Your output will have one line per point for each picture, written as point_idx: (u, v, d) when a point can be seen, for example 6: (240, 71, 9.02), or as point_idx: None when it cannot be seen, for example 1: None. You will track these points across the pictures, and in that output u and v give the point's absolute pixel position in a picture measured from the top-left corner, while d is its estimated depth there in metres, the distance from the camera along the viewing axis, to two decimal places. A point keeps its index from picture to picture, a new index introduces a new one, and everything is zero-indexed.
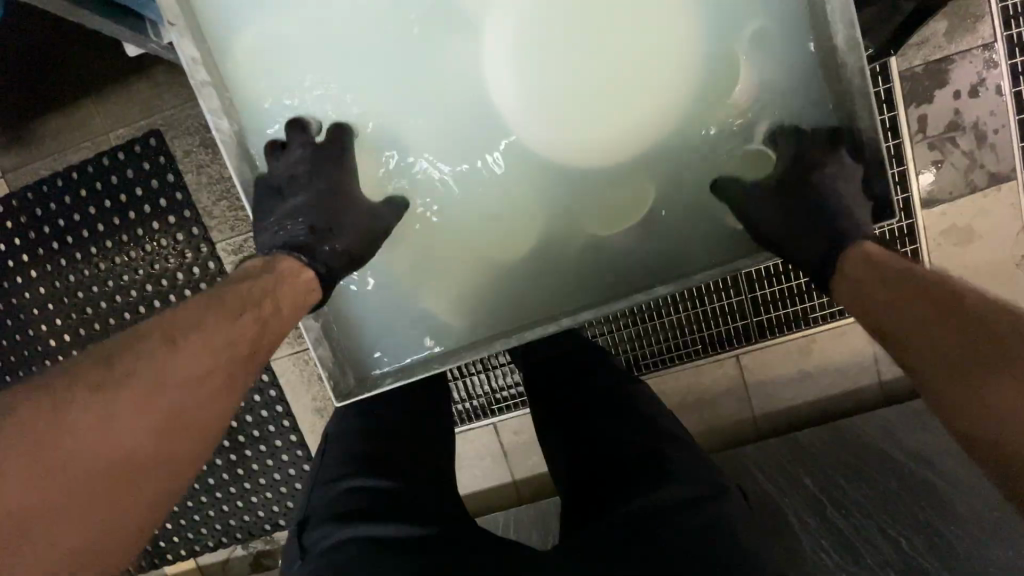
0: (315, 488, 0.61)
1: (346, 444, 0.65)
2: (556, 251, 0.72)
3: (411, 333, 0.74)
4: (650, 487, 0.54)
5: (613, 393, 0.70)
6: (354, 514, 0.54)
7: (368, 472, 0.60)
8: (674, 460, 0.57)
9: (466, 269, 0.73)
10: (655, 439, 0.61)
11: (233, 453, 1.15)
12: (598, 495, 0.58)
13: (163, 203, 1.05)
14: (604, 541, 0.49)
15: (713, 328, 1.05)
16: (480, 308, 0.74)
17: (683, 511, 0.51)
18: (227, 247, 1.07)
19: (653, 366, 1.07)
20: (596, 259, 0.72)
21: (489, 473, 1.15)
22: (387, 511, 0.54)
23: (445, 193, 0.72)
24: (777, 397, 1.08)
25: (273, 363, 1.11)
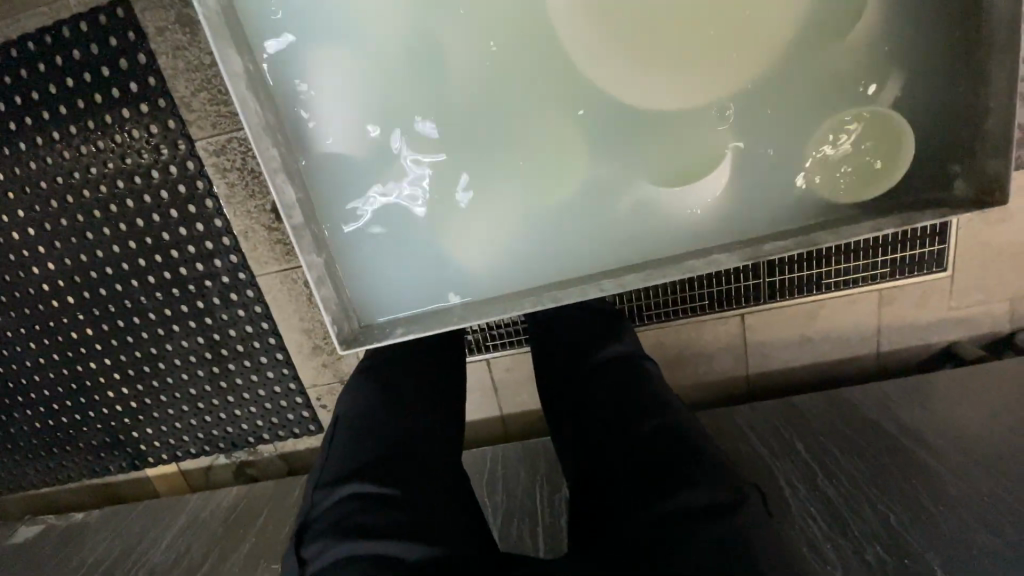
0: (315, 486, 0.58)
1: (347, 443, 0.62)
2: (596, 207, 0.66)
3: (431, 284, 0.69)
4: (660, 491, 0.48)
5: (620, 380, 0.65)
6: (349, 524, 0.51)
7: (365, 475, 0.56)
8: (693, 456, 0.51)
9: (501, 218, 0.66)
10: (672, 429, 0.55)
11: (216, 366, 1.11)
12: (599, 489, 0.52)
13: (134, 87, 0.92)
14: (615, 553, 0.44)
15: (725, 284, 1.01)
16: (508, 262, 0.68)
17: (695, 522, 0.45)
18: (208, 146, 0.95)
19: (657, 317, 1.04)
20: (644, 220, 0.66)
21: (477, 406, 1.15)
22: (385, 526, 0.50)
23: (474, 128, 0.63)
24: (774, 359, 1.07)
25: (259, 278, 1.04)
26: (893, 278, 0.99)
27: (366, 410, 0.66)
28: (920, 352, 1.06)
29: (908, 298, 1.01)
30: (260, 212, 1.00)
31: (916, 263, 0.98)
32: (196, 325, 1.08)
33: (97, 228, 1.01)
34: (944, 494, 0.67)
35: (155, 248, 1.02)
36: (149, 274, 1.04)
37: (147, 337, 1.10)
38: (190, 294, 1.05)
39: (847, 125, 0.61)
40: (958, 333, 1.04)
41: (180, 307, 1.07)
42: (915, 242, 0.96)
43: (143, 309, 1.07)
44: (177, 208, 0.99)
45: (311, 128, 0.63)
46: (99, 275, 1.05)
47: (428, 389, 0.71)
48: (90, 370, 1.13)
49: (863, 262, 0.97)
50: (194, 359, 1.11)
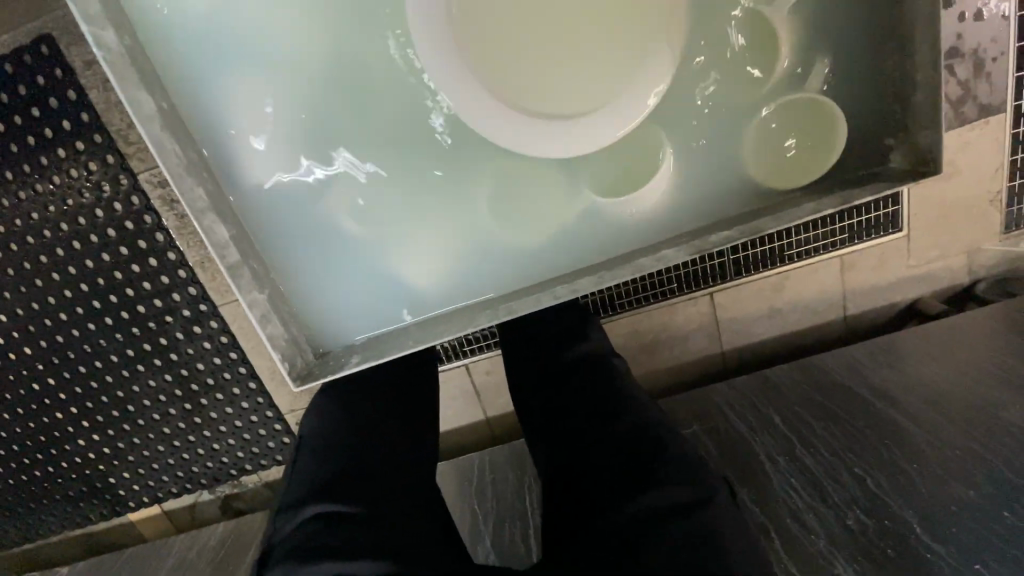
0: (277, 511, 0.56)
1: (313, 468, 0.61)
2: (542, 214, 0.65)
3: (383, 308, 0.68)
4: (634, 485, 0.49)
5: (588, 378, 0.65)
6: (313, 545, 0.49)
7: (332, 494, 0.56)
8: (665, 453, 0.52)
9: (447, 233, 0.66)
10: (644, 427, 0.55)
11: (187, 403, 1.08)
12: (572, 486, 0.53)
13: (67, 125, 0.88)
14: (593, 550, 0.45)
15: (691, 266, 1.02)
16: (459, 278, 0.67)
17: (667, 513, 0.46)
18: (153, 178, 0.92)
19: (628, 305, 1.05)
20: (591, 222, 0.66)
21: (461, 413, 1.14)
22: (351, 542, 0.49)
23: (408, 148, 0.62)
24: (747, 333, 1.09)
25: (222, 308, 1.02)
26: (851, 244, 1.01)
27: (333, 435, 0.65)
28: (885, 312, 1.08)
29: (869, 261, 1.04)
30: None
31: (872, 226, 1.00)
32: (162, 362, 1.05)
33: (45, 274, 0.97)
34: (916, 451, 0.70)
35: (110, 288, 0.98)
36: (106, 316, 1.01)
37: (112, 381, 1.06)
38: (152, 332, 1.02)
39: (778, 114, 0.63)
40: (920, 290, 1.07)
41: (143, 346, 1.03)
42: (869, 207, 0.98)
43: (104, 352, 1.04)
44: (127, 245, 0.95)
45: (240, 162, 0.61)
46: (53, 322, 1.01)
47: (394, 408, 0.70)
48: (56, 420, 1.09)
49: (821, 231, 0.99)
50: (164, 398, 1.08)
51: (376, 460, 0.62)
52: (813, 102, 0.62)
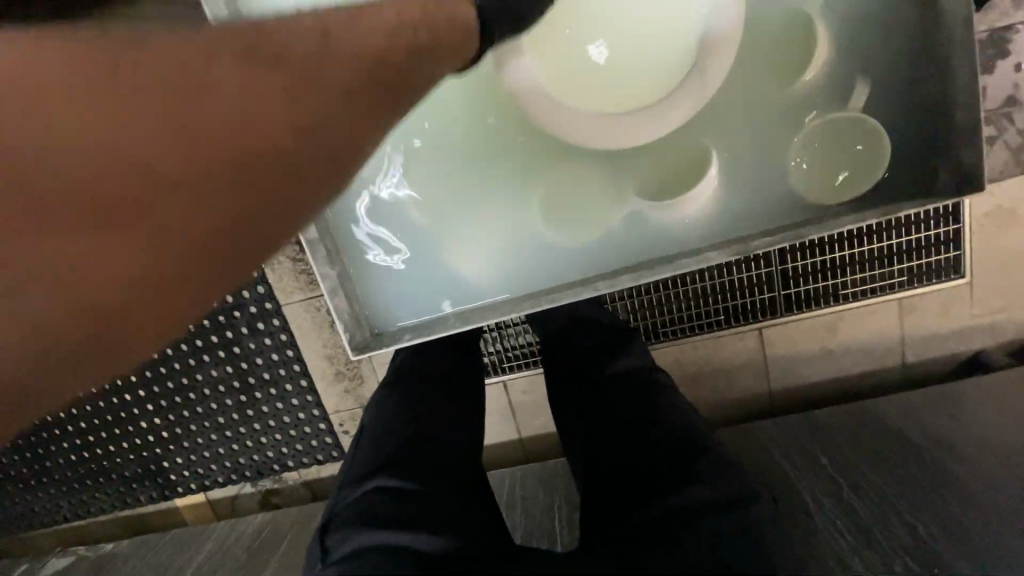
0: (343, 482, 0.60)
1: (374, 443, 0.64)
2: (588, 216, 0.70)
3: (435, 293, 0.74)
4: (672, 486, 0.49)
5: (635, 384, 0.66)
6: (375, 515, 0.52)
7: (393, 468, 0.58)
8: (702, 457, 0.52)
9: (500, 230, 0.71)
10: (682, 431, 0.56)
11: (242, 395, 1.15)
12: (610, 481, 0.54)
13: None
14: (624, 539, 0.45)
15: (739, 299, 1.01)
16: (506, 272, 0.72)
17: (704, 514, 0.46)
18: None
19: (671, 334, 1.04)
20: (635, 226, 0.70)
21: (497, 430, 1.15)
22: (407, 516, 0.51)
23: (470, 150, 0.70)
24: (795, 374, 1.06)
25: (283, 308, 1.09)
26: (910, 286, 0.98)
27: (394, 415, 0.67)
28: (948, 361, 1.03)
29: (929, 305, 0.99)
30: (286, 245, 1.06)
31: (933, 270, 0.96)
32: (224, 355, 1.13)
33: None
34: (979, 503, 0.65)
35: None
36: None
37: (178, 369, 1.15)
38: (219, 326, 1.11)
39: (824, 130, 0.66)
40: (987, 340, 1.01)
41: (210, 338, 1.12)
42: (930, 250, 0.95)
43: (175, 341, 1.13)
44: None
45: None
46: None
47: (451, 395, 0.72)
48: (125, 402, 1.19)
49: (877, 272, 0.97)
50: (222, 389, 1.15)
51: (424, 433, 0.64)
52: (857, 119, 0.65)
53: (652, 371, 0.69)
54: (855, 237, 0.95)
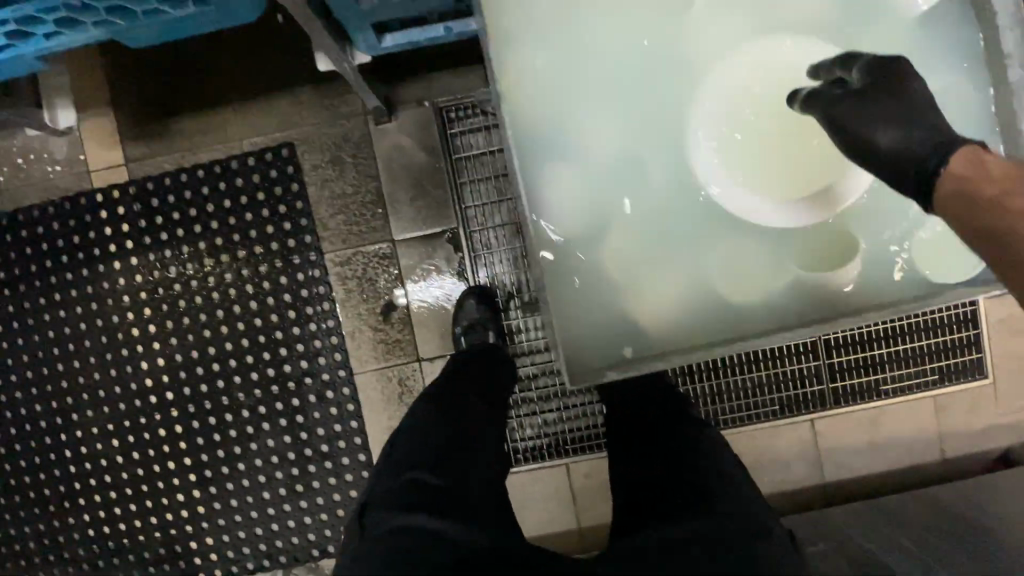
0: (378, 472, 0.75)
1: (409, 441, 0.77)
2: (823, 248, 0.60)
3: (625, 329, 0.60)
4: (696, 517, 0.64)
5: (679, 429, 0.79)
6: (415, 507, 0.68)
7: (424, 465, 0.73)
8: (732, 494, 0.68)
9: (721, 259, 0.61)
10: (716, 471, 0.71)
11: (296, 468, 1.12)
12: (653, 510, 0.69)
13: (282, 209, 1.10)
14: (651, 552, 0.61)
15: (792, 390, 1.09)
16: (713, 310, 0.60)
17: (718, 543, 0.61)
18: (335, 258, 1.10)
19: (730, 421, 1.10)
20: (875, 266, 0.60)
21: (554, 517, 1.14)
22: (439, 510, 0.67)
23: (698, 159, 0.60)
24: (846, 466, 1.11)
25: (356, 377, 1.11)
26: (943, 385, 1.09)
27: (426, 419, 0.81)
28: (982, 459, 1.11)
29: (960, 404, 1.10)
30: (369, 315, 1.11)
31: (960, 371, 1.09)
32: (287, 424, 1.12)
33: (216, 326, 1.11)
34: None
35: (265, 345, 1.11)
36: (252, 371, 1.12)
37: (233, 436, 1.12)
38: (288, 393, 1.12)
39: None
40: (1014, 439, 1.10)
41: (275, 404, 1.12)
42: (955, 352, 1.08)
43: (238, 406, 1.12)
44: (295, 309, 1.11)
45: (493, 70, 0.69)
46: (204, 371, 1.12)
47: (477, 407, 0.85)
48: (165, 470, 1.14)
49: (912, 369, 1.08)
50: (274, 460, 1.12)
51: (460, 440, 0.78)
52: None
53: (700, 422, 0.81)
54: (891, 337, 1.08)
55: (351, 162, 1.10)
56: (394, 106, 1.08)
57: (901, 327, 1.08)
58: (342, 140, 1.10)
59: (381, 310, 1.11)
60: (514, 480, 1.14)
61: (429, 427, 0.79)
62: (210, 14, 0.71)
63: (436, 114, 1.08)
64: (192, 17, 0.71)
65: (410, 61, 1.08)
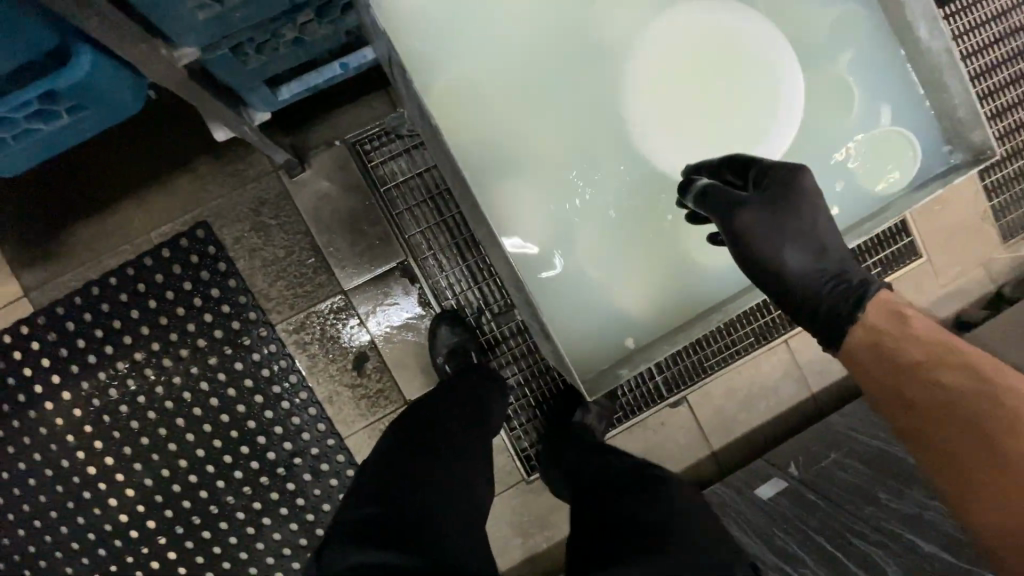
0: (338, 511, 0.72)
1: (371, 473, 0.76)
2: None
3: (619, 326, 0.66)
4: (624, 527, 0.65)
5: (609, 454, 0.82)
6: (368, 540, 0.65)
7: (382, 496, 0.71)
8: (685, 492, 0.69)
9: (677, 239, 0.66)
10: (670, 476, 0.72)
11: (313, 552, 1.05)
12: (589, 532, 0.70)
13: (216, 292, 1.02)
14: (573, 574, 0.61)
15: (763, 318, 1.15)
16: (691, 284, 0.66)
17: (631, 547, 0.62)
18: (288, 325, 1.03)
19: (718, 365, 1.15)
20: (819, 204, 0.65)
21: None
22: (395, 539, 0.65)
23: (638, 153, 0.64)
24: (828, 371, 1.18)
25: (348, 439, 1.06)
26: (886, 274, 1.18)
27: (390, 449, 0.79)
28: None
29: (906, 286, 1.19)
30: (342, 373, 1.05)
31: (898, 257, 1.18)
32: (289, 511, 1.04)
33: (180, 435, 1.02)
34: None
35: (242, 438, 1.03)
36: (234, 470, 1.03)
37: (235, 542, 1.04)
38: (280, 479, 1.04)
39: None
40: (958, 303, 1.21)
41: (270, 495, 1.04)
42: (888, 242, 1.17)
43: (230, 511, 1.03)
44: (262, 391, 1.03)
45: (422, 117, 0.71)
46: (182, 487, 1.03)
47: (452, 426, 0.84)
48: None
49: None
50: (286, 552, 1.05)
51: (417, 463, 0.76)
52: None
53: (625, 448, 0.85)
54: None
55: (276, 223, 1.02)
56: (305, 153, 1.02)
57: None
58: (259, 203, 1.02)
59: (353, 363, 1.05)
60: (535, 488, 1.12)
61: (390, 460, 0.77)
62: (90, 118, 0.64)
63: (351, 150, 1.02)
64: (70, 126, 0.64)
65: (308, 105, 1.02)
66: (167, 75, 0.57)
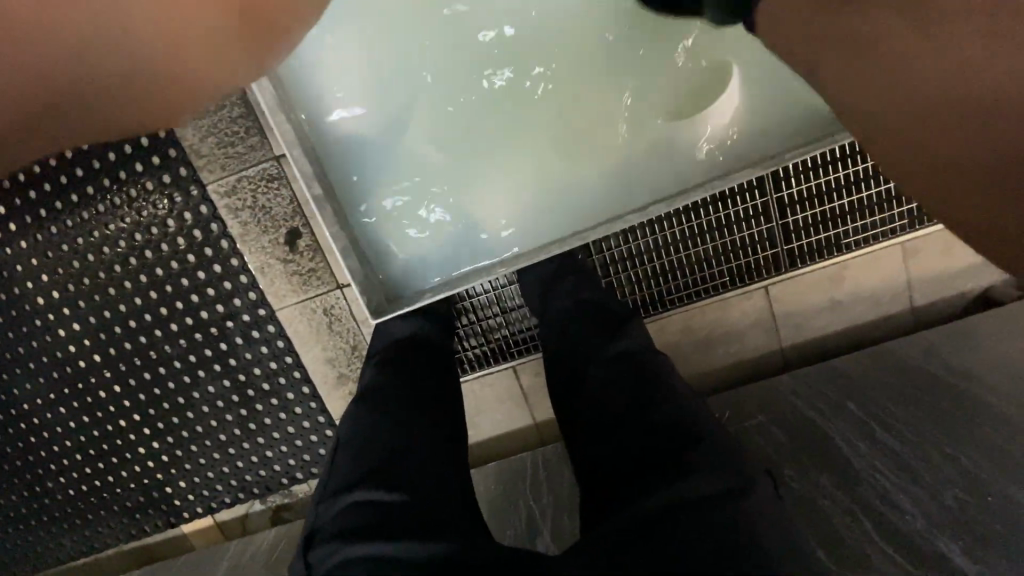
0: (319, 498, 0.65)
1: (349, 456, 0.68)
2: (593, 157, 0.81)
3: (458, 254, 0.84)
4: (677, 476, 0.56)
5: (630, 368, 0.73)
6: (359, 534, 0.57)
7: (371, 480, 0.63)
8: (686, 435, 0.60)
9: (515, 173, 0.82)
10: (676, 417, 0.63)
11: (244, 409, 1.10)
12: (618, 471, 0.62)
13: (147, 142, 0.97)
14: (642, 520, 0.52)
15: (742, 258, 1.00)
16: (525, 224, 0.82)
17: (703, 506, 0.52)
18: (220, 187, 0.98)
19: (678, 301, 1.03)
20: (647, 163, 0.80)
21: (510, 418, 1.14)
22: (386, 528, 0.57)
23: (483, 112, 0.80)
24: (806, 329, 1.05)
25: (279, 313, 1.05)
26: (912, 230, 0.98)
27: (373, 425, 0.71)
28: (956, 301, 1.03)
29: (933, 246, 1.00)
30: (274, 247, 1.01)
31: None
32: (221, 368, 1.08)
33: (117, 282, 1.04)
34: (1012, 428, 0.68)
35: (176, 294, 1.03)
36: (171, 323, 1.06)
37: (173, 388, 1.10)
38: (212, 338, 1.06)
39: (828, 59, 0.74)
40: (992, 277, 1.02)
41: (204, 351, 1.07)
42: None
43: (168, 358, 1.08)
44: (193, 253, 1.01)
45: None
46: (123, 329, 1.06)
47: (418, 399, 0.78)
48: (119, 428, 1.13)
49: (878, 217, 0.97)
50: (222, 404, 1.10)
51: (405, 433, 0.71)
52: None
53: (651, 352, 0.77)
54: (852, 184, 0.94)
55: None
56: None
57: (864, 172, 0.94)
58: None
59: (286, 239, 1.01)
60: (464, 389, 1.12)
61: (374, 435, 0.69)
62: None
63: None
64: None
65: None
66: None
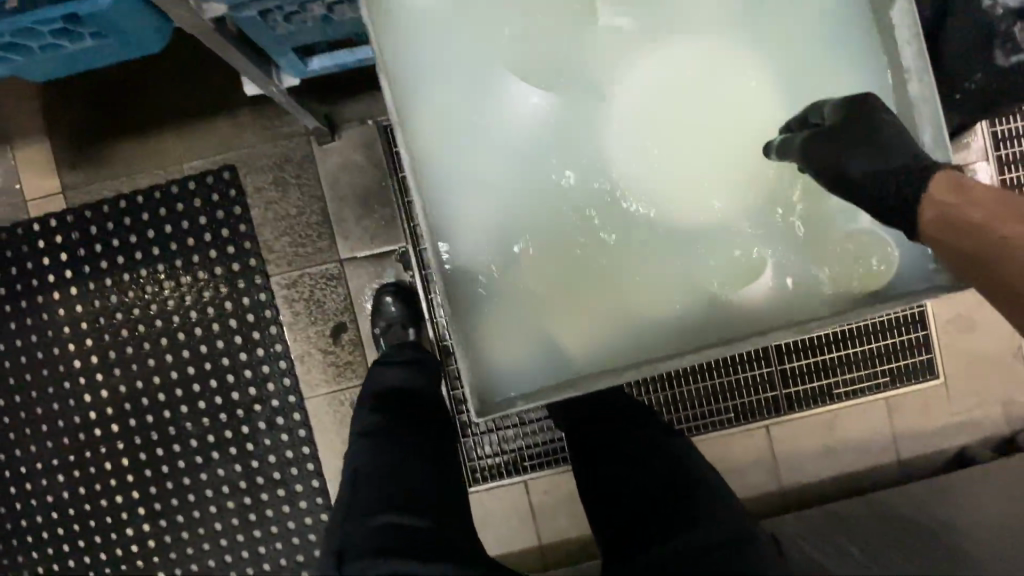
0: (338, 508, 0.67)
1: (365, 471, 0.71)
2: (657, 289, 0.64)
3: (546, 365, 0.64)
4: (690, 528, 0.64)
5: (642, 431, 0.79)
6: (391, 548, 0.61)
7: (394, 503, 0.66)
8: (702, 494, 0.69)
9: (567, 292, 0.64)
10: (683, 471, 0.71)
11: (249, 497, 1.09)
12: (630, 521, 0.69)
13: (226, 232, 1.07)
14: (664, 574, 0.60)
15: (745, 397, 1.10)
16: (632, 340, 0.64)
17: (716, 557, 0.60)
18: (282, 280, 1.08)
19: (686, 432, 1.10)
20: (705, 308, 0.64)
21: (514, 535, 1.13)
22: (416, 551, 0.61)
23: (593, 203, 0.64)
24: (803, 472, 1.12)
25: (307, 401, 1.09)
26: (894, 387, 1.10)
27: (389, 449, 0.73)
28: (937, 458, 1.12)
29: (913, 404, 1.11)
30: (318, 337, 1.09)
31: (911, 372, 1.10)
32: (238, 452, 1.09)
33: (160, 353, 1.08)
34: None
35: (213, 371, 1.08)
36: (200, 400, 1.09)
37: (182, 467, 1.09)
38: (237, 420, 1.08)
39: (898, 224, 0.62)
40: (967, 439, 1.12)
41: (225, 433, 1.09)
42: (904, 353, 1.09)
43: (186, 436, 1.09)
44: (241, 335, 1.08)
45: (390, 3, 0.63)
46: (150, 402, 1.09)
47: (428, 427, 0.80)
48: (113, 505, 1.10)
49: (864, 373, 1.09)
50: (227, 488, 1.09)
51: (420, 459, 0.74)
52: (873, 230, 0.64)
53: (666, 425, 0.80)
54: (840, 341, 1.09)
55: (295, 183, 1.07)
56: (336, 124, 1.06)
57: (848, 331, 1.09)
58: (285, 161, 1.08)
59: (331, 332, 1.09)
60: (473, 499, 1.13)
61: (392, 453, 0.72)
62: (100, 55, 0.67)
63: (380, 131, 1.06)
64: (95, 51, 0.65)
65: (350, 80, 1.06)
66: (191, 20, 0.61)
